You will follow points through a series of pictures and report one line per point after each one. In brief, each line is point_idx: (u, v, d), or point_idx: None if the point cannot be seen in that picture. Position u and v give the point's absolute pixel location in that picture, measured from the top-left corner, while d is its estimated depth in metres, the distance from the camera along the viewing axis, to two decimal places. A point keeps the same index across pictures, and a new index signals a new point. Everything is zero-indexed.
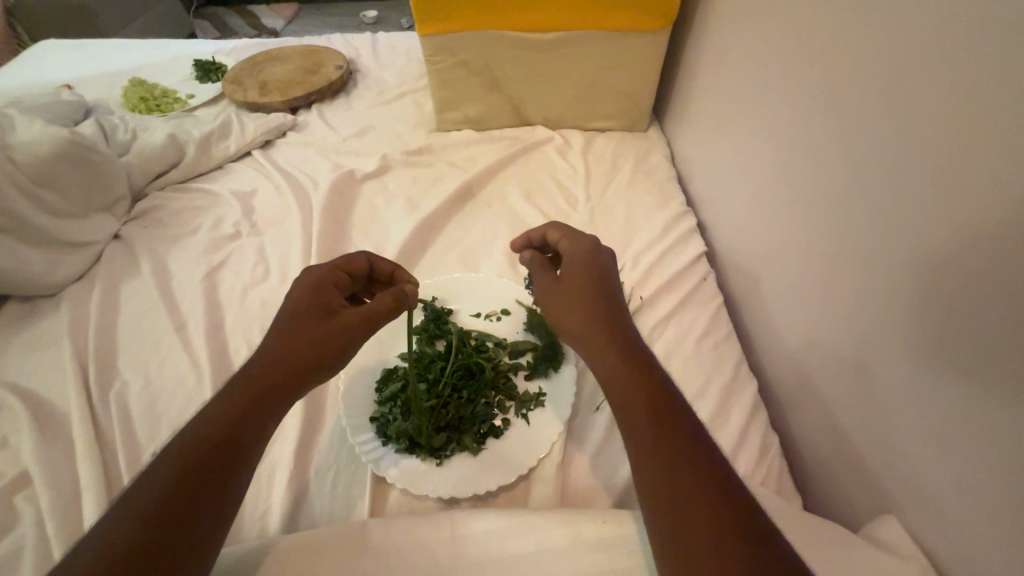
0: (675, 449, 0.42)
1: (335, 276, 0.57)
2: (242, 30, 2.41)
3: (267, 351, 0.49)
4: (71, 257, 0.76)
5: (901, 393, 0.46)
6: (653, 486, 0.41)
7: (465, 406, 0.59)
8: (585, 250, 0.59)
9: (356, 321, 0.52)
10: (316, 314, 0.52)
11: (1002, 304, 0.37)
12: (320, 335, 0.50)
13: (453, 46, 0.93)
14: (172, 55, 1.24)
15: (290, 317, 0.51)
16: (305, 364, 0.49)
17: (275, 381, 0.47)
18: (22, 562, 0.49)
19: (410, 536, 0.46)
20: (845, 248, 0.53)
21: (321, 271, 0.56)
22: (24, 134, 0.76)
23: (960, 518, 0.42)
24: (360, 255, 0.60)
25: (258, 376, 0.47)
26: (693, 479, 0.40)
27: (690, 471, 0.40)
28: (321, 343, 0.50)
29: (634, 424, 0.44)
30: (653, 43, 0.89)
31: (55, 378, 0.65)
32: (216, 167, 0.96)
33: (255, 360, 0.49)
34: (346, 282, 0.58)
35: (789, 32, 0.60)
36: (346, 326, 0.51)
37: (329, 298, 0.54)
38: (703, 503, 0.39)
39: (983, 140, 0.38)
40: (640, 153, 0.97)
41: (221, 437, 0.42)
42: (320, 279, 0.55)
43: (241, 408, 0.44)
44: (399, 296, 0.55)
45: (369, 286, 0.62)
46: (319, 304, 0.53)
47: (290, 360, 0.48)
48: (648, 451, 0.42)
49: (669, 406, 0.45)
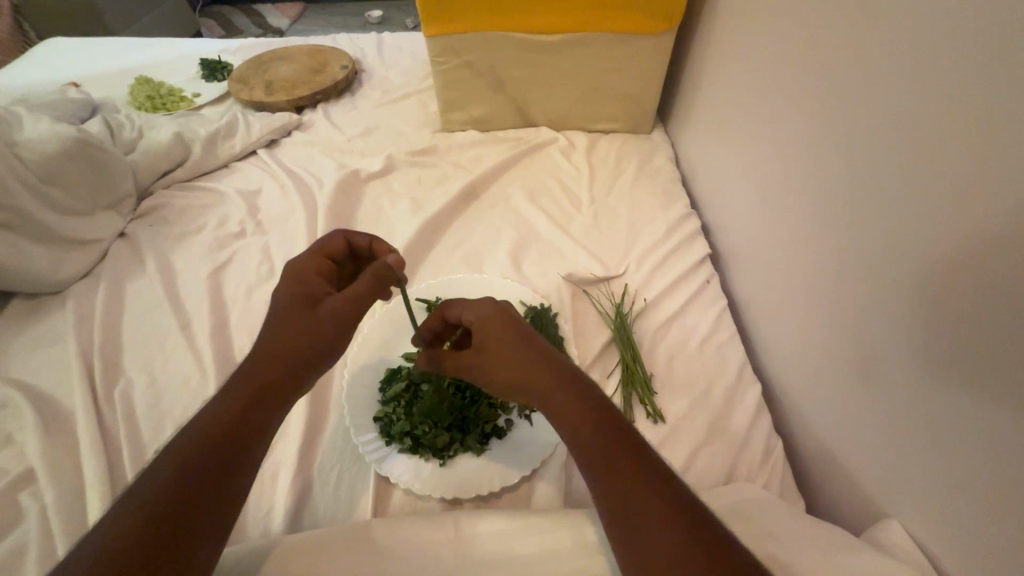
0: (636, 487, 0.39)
1: (315, 262, 0.55)
2: (248, 30, 2.42)
3: (264, 344, 0.49)
4: (78, 254, 0.77)
5: (903, 396, 0.46)
6: (624, 528, 0.38)
7: (468, 407, 0.59)
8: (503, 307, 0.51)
9: (340, 305, 0.51)
10: (302, 305, 0.50)
11: (1003, 309, 0.37)
12: (310, 325, 0.49)
13: (458, 46, 0.93)
14: (178, 54, 1.24)
15: (277, 311, 0.50)
16: (301, 354, 0.48)
17: (274, 378, 0.47)
18: (26, 559, 0.49)
19: (411, 536, 0.46)
20: (848, 250, 0.53)
21: (299, 261, 0.54)
22: (31, 131, 0.76)
23: (961, 522, 0.42)
24: (335, 236, 0.58)
25: (255, 373, 0.46)
26: (654, 511, 0.38)
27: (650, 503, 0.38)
28: (313, 334, 0.49)
29: (600, 470, 0.40)
30: (657, 45, 0.89)
31: (61, 376, 0.65)
32: (222, 166, 0.97)
33: (249, 357, 0.48)
34: (329, 266, 0.56)
35: (793, 34, 0.60)
36: (332, 310, 0.50)
37: (312, 286, 0.52)
38: (665, 536, 0.36)
39: (989, 144, 0.37)
40: (644, 155, 0.97)
41: (220, 435, 0.42)
42: (301, 270, 0.53)
43: (239, 406, 0.44)
44: (378, 271, 0.52)
45: (354, 263, 0.60)
46: (303, 295, 0.51)
47: (285, 351, 0.48)
48: (616, 495, 0.39)
49: (628, 447, 0.41)
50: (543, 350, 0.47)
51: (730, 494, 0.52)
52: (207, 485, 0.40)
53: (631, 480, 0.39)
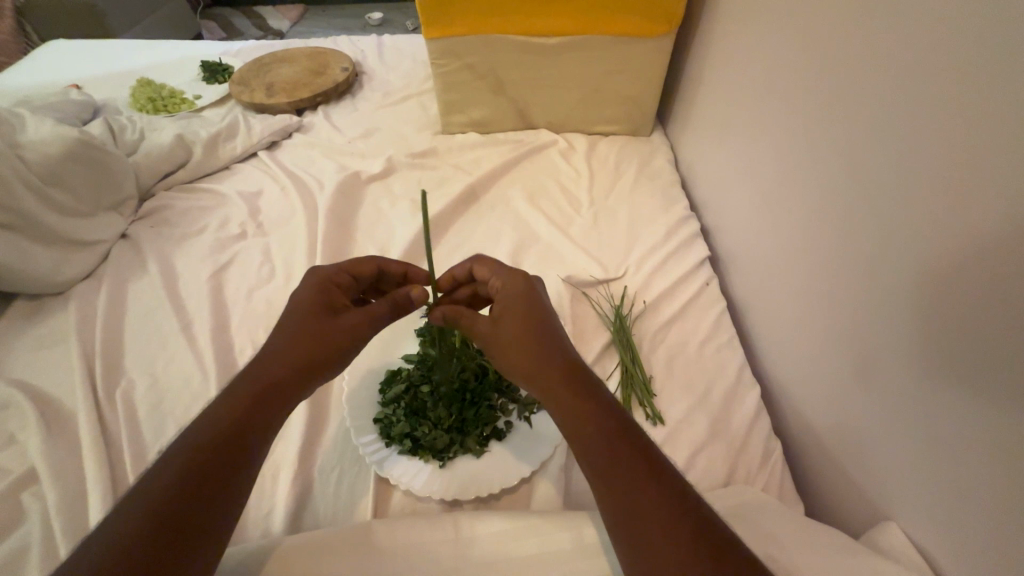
0: (637, 490, 0.39)
1: (338, 276, 0.56)
2: (249, 31, 2.42)
3: (272, 348, 0.49)
4: (80, 255, 0.77)
5: (902, 398, 0.47)
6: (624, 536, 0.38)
7: (468, 409, 0.59)
8: (525, 291, 0.53)
9: (359, 322, 0.52)
10: (319, 315, 0.51)
11: (1002, 312, 0.37)
12: (324, 335, 0.50)
13: (460, 48, 0.93)
14: (179, 55, 1.25)
15: (295, 318, 0.51)
16: (311, 364, 0.49)
17: (282, 381, 0.47)
18: (27, 559, 0.49)
19: (412, 537, 0.46)
20: (847, 253, 0.53)
21: (324, 271, 0.55)
22: (33, 133, 0.77)
23: (960, 524, 0.42)
24: (366, 259, 0.59)
25: (260, 376, 0.47)
26: (655, 507, 0.38)
27: (651, 509, 0.38)
28: (326, 346, 0.49)
29: (602, 470, 0.41)
30: (657, 48, 0.90)
31: (62, 377, 0.65)
32: (223, 168, 0.97)
33: (259, 359, 0.48)
34: (349, 282, 0.57)
35: (792, 38, 0.61)
36: (352, 330, 0.51)
37: (333, 298, 0.53)
38: (666, 544, 0.36)
39: (989, 147, 0.38)
40: (643, 158, 0.98)
41: (223, 435, 0.42)
42: (324, 279, 0.55)
43: (244, 407, 0.44)
44: (398, 301, 0.54)
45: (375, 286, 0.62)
46: (322, 305, 0.52)
47: (294, 358, 0.48)
48: (616, 490, 0.40)
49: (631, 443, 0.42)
50: (550, 331, 0.49)
51: (730, 496, 0.52)
52: (210, 486, 0.40)
53: (633, 485, 0.39)
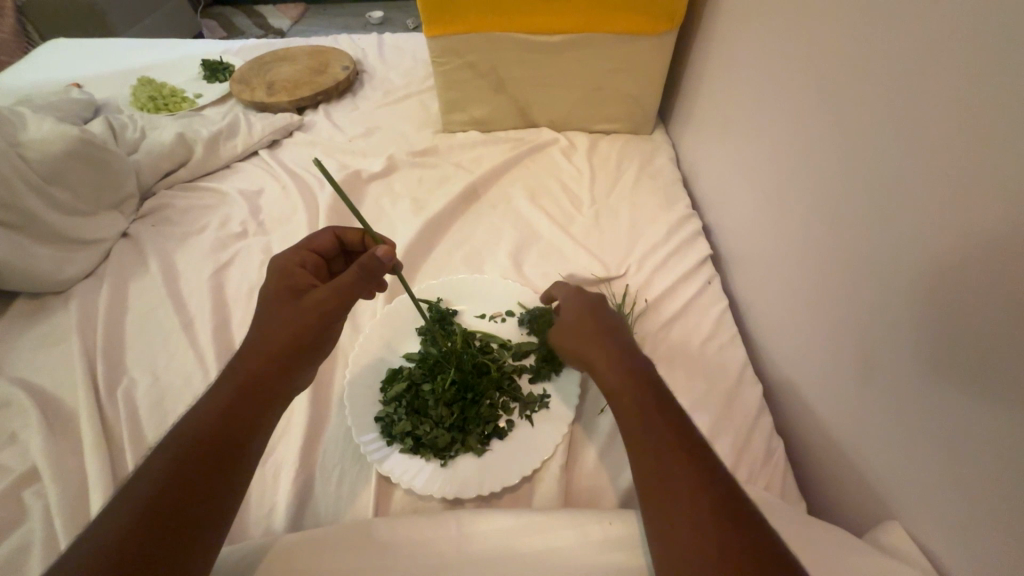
0: (668, 451, 0.43)
1: (299, 257, 0.58)
2: (249, 31, 2.42)
3: (252, 339, 0.50)
4: (79, 254, 0.77)
5: (903, 394, 0.47)
6: (660, 506, 0.41)
7: (471, 407, 0.59)
8: (586, 291, 0.65)
9: (324, 297, 0.52)
10: (286, 298, 0.53)
11: (1003, 307, 0.37)
12: (293, 317, 0.51)
13: (460, 47, 0.93)
14: (180, 54, 1.25)
15: (268, 301, 0.53)
16: (284, 351, 0.49)
17: (267, 361, 0.48)
18: (28, 556, 0.49)
19: (415, 535, 0.46)
20: (849, 250, 0.53)
21: (285, 256, 0.57)
22: (34, 132, 0.77)
23: (962, 519, 0.42)
24: (322, 232, 0.61)
25: (241, 367, 0.48)
26: (677, 450, 0.43)
27: (686, 474, 0.42)
28: (295, 326, 0.51)
29: (647, 415, 0.47)
30: (658, 46, 0.89)
31: (64, 375, 0.65)
32: (224, 166, 0.97)
33: (249, 342, 0.50)
34: (314, 259, 0.59)
35: (794, 36, 0.61)
36: (319, 299, 0.52)
37: (296, 279, 0.55)
38: (689, 488, 0.41)
39: (990, 143, 0.37)
40: (644, 156, 0.98)
41: (211, 432, 0.43)
42: (285, 263, 0.56)
43: (228, 398, 0.45)
44: (367, 265, 0.54)
45: (343, 258, 0.63)
46: (287, 288, 0.53)
47: (270, 346, 0.49)
48: (638, 433, 0.46)
49: (660, 398, 0.48)
50: (604, 318, 0.59)
51: None
52: (203, 473, 0.40)
53: (699, 498, 0.40)
